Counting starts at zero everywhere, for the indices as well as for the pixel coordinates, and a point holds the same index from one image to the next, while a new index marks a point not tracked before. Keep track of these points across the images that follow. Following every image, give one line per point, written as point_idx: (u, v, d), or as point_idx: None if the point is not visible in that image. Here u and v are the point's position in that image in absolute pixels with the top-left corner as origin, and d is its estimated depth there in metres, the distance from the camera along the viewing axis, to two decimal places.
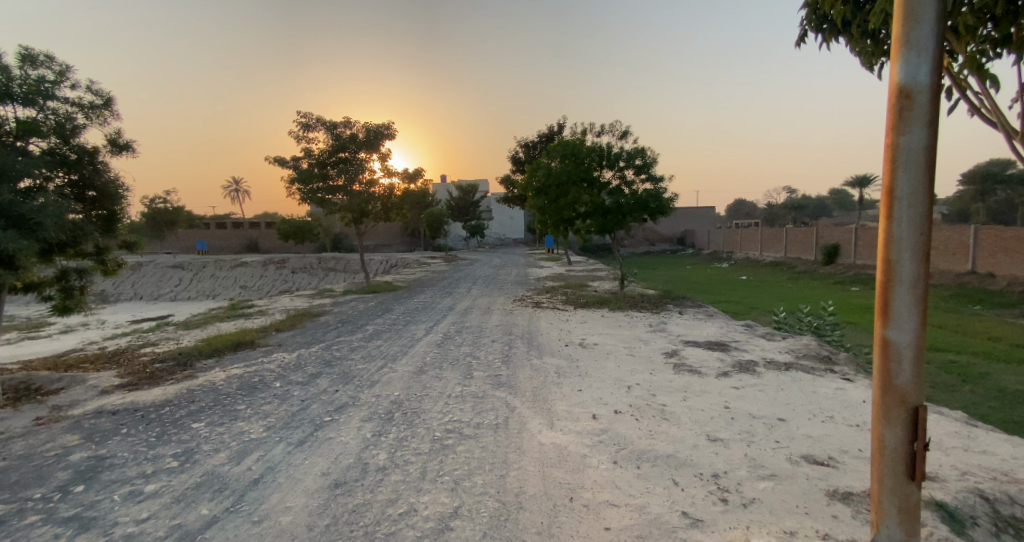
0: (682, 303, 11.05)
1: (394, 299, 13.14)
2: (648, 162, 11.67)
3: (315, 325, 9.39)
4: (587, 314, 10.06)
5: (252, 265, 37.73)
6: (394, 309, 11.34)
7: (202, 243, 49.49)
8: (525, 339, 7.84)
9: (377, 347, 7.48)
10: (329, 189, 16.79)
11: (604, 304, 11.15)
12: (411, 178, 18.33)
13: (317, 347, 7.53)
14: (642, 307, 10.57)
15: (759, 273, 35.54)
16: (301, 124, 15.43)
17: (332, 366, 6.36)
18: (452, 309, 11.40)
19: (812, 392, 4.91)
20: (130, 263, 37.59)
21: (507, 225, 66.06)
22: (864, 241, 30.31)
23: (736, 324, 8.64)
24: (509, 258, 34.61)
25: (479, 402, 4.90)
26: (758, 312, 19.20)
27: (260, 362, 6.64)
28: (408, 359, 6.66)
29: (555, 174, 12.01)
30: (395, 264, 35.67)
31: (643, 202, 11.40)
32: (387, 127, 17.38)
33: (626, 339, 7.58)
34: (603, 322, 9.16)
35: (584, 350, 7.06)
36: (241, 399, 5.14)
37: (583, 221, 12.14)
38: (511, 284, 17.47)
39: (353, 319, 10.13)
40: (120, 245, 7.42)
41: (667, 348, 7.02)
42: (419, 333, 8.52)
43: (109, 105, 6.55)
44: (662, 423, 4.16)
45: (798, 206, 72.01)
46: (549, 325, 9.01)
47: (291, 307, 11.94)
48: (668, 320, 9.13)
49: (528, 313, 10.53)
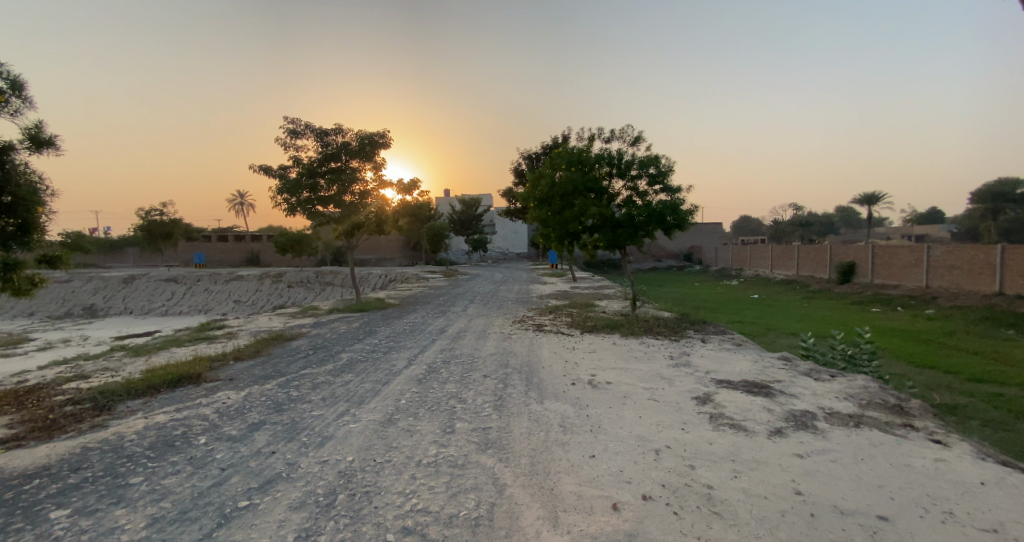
0: (702, 329, 9.74)
1: (382, 320, 11.88)
2: (663, 171, 10.51)
3: (281, 354, 8.14)
4: (597, 341, 8.79)
5: (247, 279, 36.69)
6: (377, 332, 10.14)
7: (201, 256, 48.74)
8: (524, 375, 6.54)
9: (346, 384, 6.22)
10: (319, 200, 15.73)
11: (614, 328, 9.90)
12: (406, 189, 17.26)
13: (274, 385, 6.27)
14: (657, 333, 9.31)
15: (770, 291, 34.17)
16: (288, 131, 14.43)
17: (283, 412, 5.11)
18: (445, 333, 10.13)
19: (907, 468, 3.61)
20: (123, 277, 36.62)
21: (511, 240, 65.22)
22: (881, 259, 28.92)
23: (772, 357, 7.34)
24: (512, 274, 33.46)
25: (455, 477, 3.62)
26: (778, 336, 17.79)
27: (195, 406, 5.37)
28: (378, 403, 5.40)
29: (560, 184, 10.82)
30: (394, 279, 34.55)
31: (659, 215, 10.16)
32: (381, 135, 16.39)
33: (645, 377, 6.27)
34: (616, 352, 7.87)
35: (594, 390, 5.79)
36: (142, 467, 3.85)
37: (591, 235, 10.93)
38: (511, 303, 16.24)
39: (329, 345, 8.86)
40: (37, 260, 6.18)
41: (697, 390, 5.72)
42: (401, 364, 7.25)
43: (17, 91, 5.53)
44: (714, 524, 2.88)
45: (805, 223, 71.00)
46: (552, 356, 7.71)
47: (266, 329, 10.72)
48: (691, 351, 7.83)
49: (528, 338, 9.29)
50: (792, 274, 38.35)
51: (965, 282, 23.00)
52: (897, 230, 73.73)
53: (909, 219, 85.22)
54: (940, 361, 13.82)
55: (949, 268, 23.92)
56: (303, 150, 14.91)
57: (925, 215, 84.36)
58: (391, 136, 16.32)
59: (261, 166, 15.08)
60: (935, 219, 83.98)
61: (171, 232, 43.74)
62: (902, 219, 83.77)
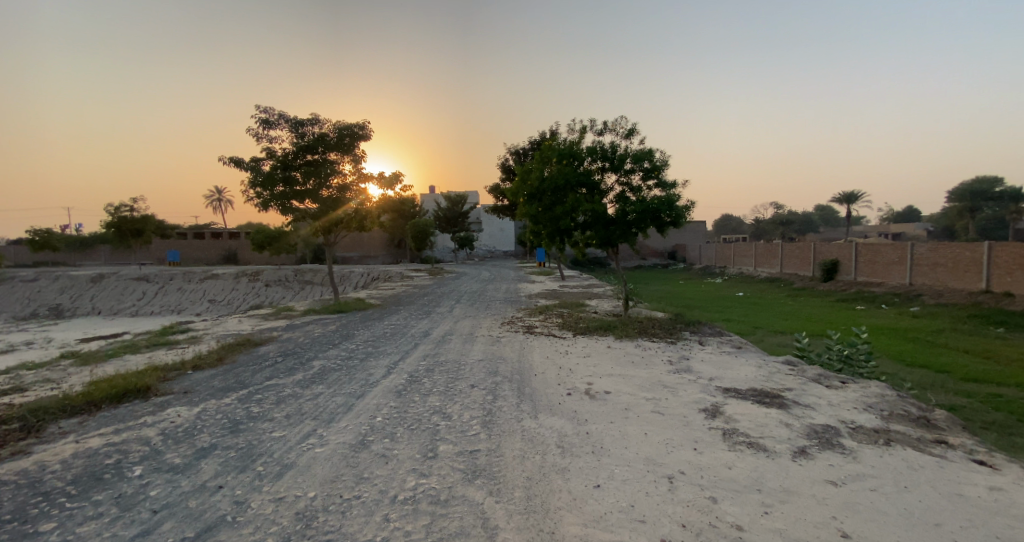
0: (700, 331, 9.29)
1: (362, 322, 11.17)
2: (658, 165, 10.02)
3: (248, 362, 7.40)
4: (590, 345, 8.25)
5: (223, 277, 35.28)
6: (356, 336, 9.47)
7: (176, 253, 46.94)
8: (514, 384, 5.96)
9: (315, 399, 5.55)
10: (295, 194, 14.90)
11: (607, 330, 9.40)
12: (387, 183, 16.50)
13: (233, 399, 5.57)
14: (653, 335, 8.85)
15: (756, 289, 34.29)
16: (260, 120, 13.55)
17: (238, 434, 4.44)
18: (428, 336, 9.48)
19: (959, 499, 3.14)
20: (90, 276, 34.83)
21: (497, 237, 64.58)
22: (864, 257, 29.13)
23: (778, 363, 6.90)
24: (499, 272, 32.87)
25: (439, 519, 3.02)
26: (768, 334, 17.55)
27: (138, 425, 4.65)
28: (350, 421, 4.76)
29: (550, 178, 10.24)
30: (377, 277, 33.64)
31: (654, 211, 9.65)
32: (362, 127, 15.60)
33: (646, 386, 5.75)
34: (611, 356, 7.34)
35: (592, 402, 5.26)
36: (57, 509, 3.13)
37: (582, 233, 10.42)
38: (498, 302, 15.66)
39: (301, 351, 8.15)
40: None
41: (704, 400, 5.22)
42: (379, 373, 6.61)
43: None
44: None
45: (787, 221, 71.91)
46: (544, 361, 7.14)
47: (235, 333, 9.93)
48: (691, 355, 7.35)
49: (518, 341, 8.71)
50: (776, 271, 38.57)
51: (951, 280, 23.17)
52: (875, 228, 75.18)
53: (887, 217, 86.98)
54: (931, 360, 13.69)
55: (934, 265, 24.12)
56: (277, 142, 14.07)
57: (902, 214, 86.15)
58: (372, 128, 15.54)
59: (231, 158, 14.17)
60: (911, 218, 85.82)
61: (142, 229, 41.77)
62: (880, 217, 85.53)
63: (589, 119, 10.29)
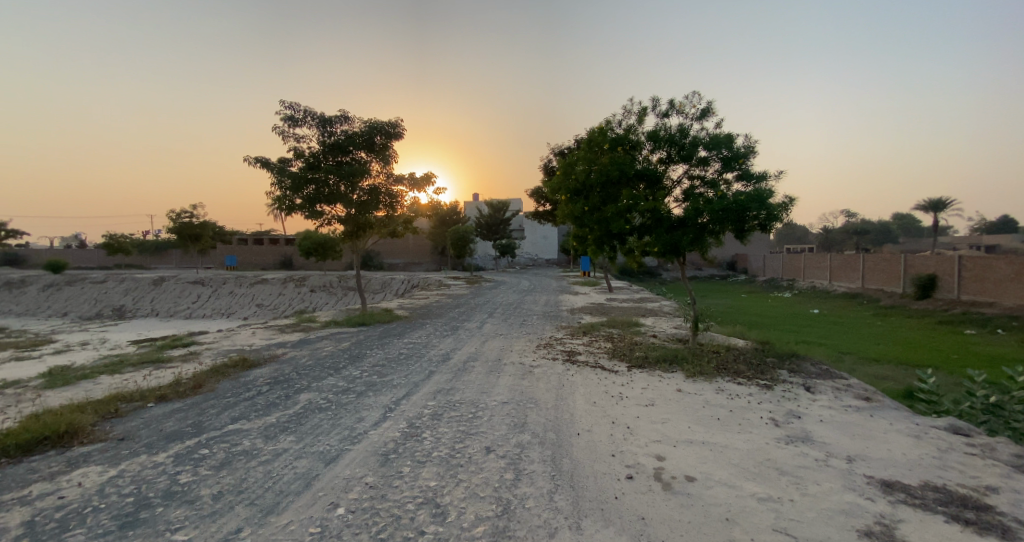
0: (799, 370, 6.96)
1: (377, 340, 9.73)
2: (741, 152, 7.86)
3: (226, 391, 6.11)
4: (653, 386, 6.26)
5: (271, 282, 35.85)
6: (365, 358, 8.07)
7: (232, 258, 48.91)
8: (548, 453, 4.15)
9: (271, 461, 4.04)
10: (324, 196, 13.88)
11: (671, 361, 7.38)
12: (418, 184, 15.21)
13: (169, 455, 4.17)
14: (735, 374, 6.71)
15: (832, 305, 30.23)
16: (285, 117, 12.68)
17: (127, 532, 2.89)
18: (449, 362, 7.84)
19: None
20: (154, 279, 36.65)
21: (541, 245, 62.82)
22: (971, 272, 24.57)
23: (945, 432, 4.59)
24: (541, 282, 31.15)
25: None
26: (863, 364, 14.45)
27: (9, 507, 3.18)
28: (295, 515, 3.18)
29: (600, 170, 8.33)
30: (417, 285, 32.84)
31: (739, 210, 7.45)
32: (395, 125, 14.48)
33: (751, 470, 3.75)
34: (684, 409, 5.35)
35: (668, 502, 3.31)
36: None
37: (638, 238, 8.43)
38: (537, 317, 13.91)
39: (294, 378, 6.79)
40: None
41: (858, 511, 3.13)
42: (369, 420, 5.02)
43: None
44: None
45: (862, 230, 65.14)
46: (589, 412, 5.27)
47: (237, 349, 8.82)
48: (802, 412, 5.19)
49: (556, 375, 6.89)
50: (854, 286, 33.93)
51: None
52: (965, 239, 66.42)
53: (980, 227, 76.85)
54: None
55: None
56: (304, 140, 13.17)
57: (998, 223, 75.84)
58: (404, 126, 14.37)
59: (256, 158, 13.32)
60: (1007, 228, 75.46)
61: (201, 234, 43.68)
62: (972, 227, 75.89)
63: (651, 98, 8.31)
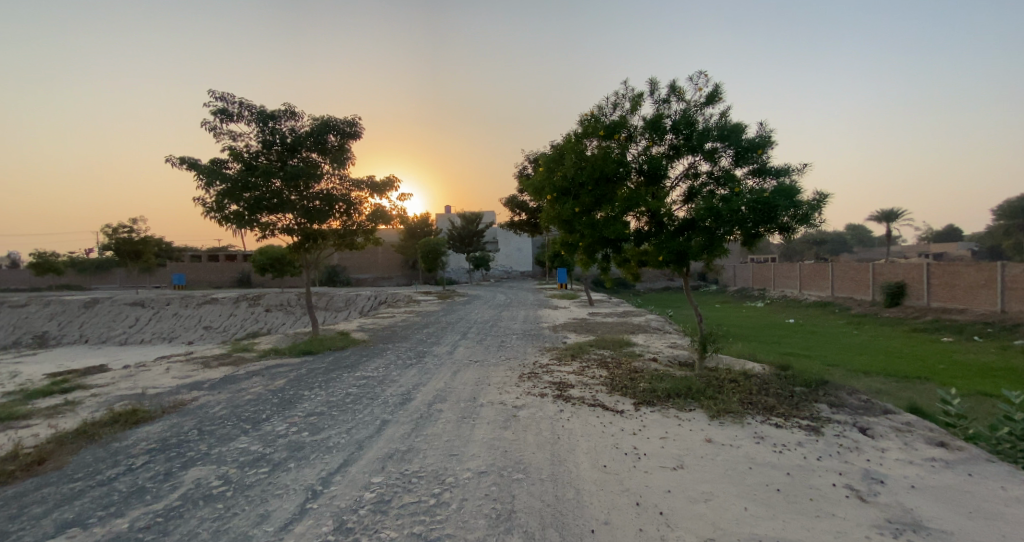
0: (841, 404, 5.72)
1: (323, 375, 7.93)
2: (758, 141, 6.67)
3: (80, 466, 4.21)
4: (675, 434, 4.80)
5: (221, 302, 32.80)
6: (302, 402, 6.31)
7: (181, 276, 45.10)
8: None
9: None
10: (266, 203, 12.00)
11: (686, 396, 5.99)
12: (379, 189, 13.53)
13: None
14: (770, 413, 5.36)
15: (806, 314, 30.14)
16: (216, 111, 10.85)
17: None
18: (409, 405, 6.14)
19: None
20: (86, 301, 32.85)
21: (514, 257, 61.67)
22: (939, 279, 24.62)
23: None
24: (516, 296, 29.74)
25: None
26: (858, 378, 13.50)
27: None
28: None
29: (589, 164, 6.98)
30: (383, 302, 30.71)
31: (760, 209, 6.23)
32: (351, 124, 12.87)
33: None
34: (727, 473, 3.93)
35: None
36: None
37: (636, 245, 7.15)
38: (514, 337, 12.37)
39: (192, 439, 4.95)
40: None
41: None
42: (276, 520, 3.30)
43: None
44: None
45: (822, 240, 67.61)
46: (601, 484, 3.75)
47: (134, 394, 6.83)
48: (882, 473, 3.89)
49: (548, 421, 5.34)
50: (824, 294, 34.00)
51: None
52: (913, 247, 70.26)
53: (926, 235, 81.45)
54: None
55: None
56: (239, 138, 11.34)
57: (939, 233, 80.62)
58: (361, 124, 12.79)
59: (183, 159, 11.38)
60: (949, 236, 80.34)
61: (143, 250, 39.87)
62: (917, 236, 80.58)
63: (648, 81, 7.07)
